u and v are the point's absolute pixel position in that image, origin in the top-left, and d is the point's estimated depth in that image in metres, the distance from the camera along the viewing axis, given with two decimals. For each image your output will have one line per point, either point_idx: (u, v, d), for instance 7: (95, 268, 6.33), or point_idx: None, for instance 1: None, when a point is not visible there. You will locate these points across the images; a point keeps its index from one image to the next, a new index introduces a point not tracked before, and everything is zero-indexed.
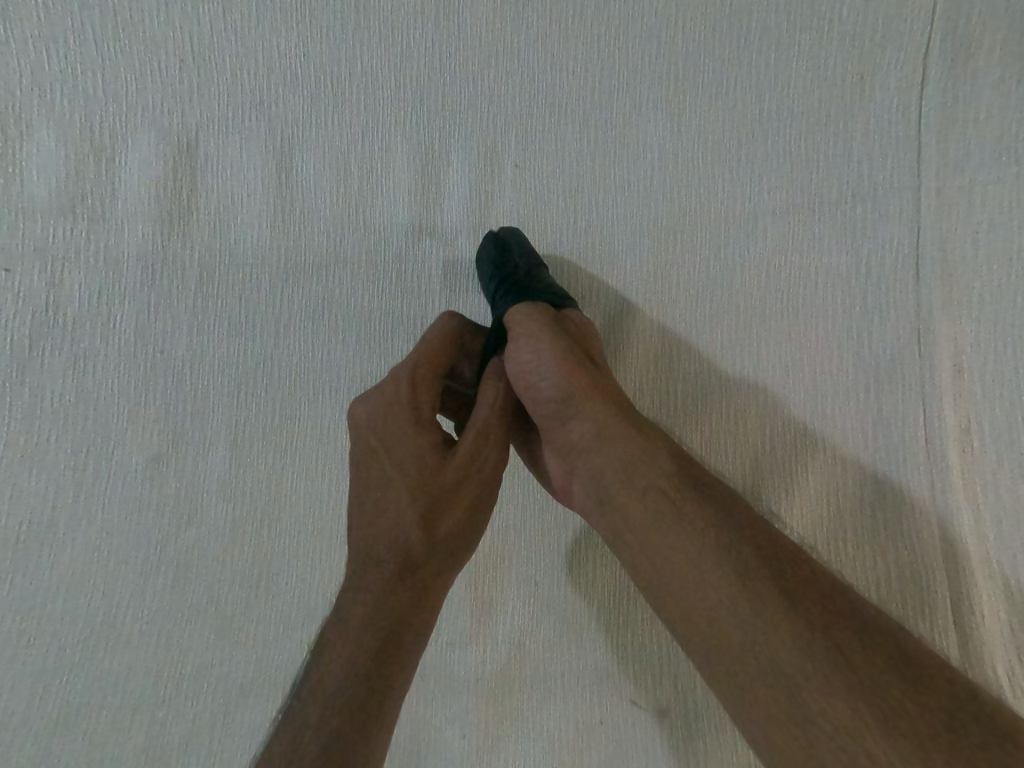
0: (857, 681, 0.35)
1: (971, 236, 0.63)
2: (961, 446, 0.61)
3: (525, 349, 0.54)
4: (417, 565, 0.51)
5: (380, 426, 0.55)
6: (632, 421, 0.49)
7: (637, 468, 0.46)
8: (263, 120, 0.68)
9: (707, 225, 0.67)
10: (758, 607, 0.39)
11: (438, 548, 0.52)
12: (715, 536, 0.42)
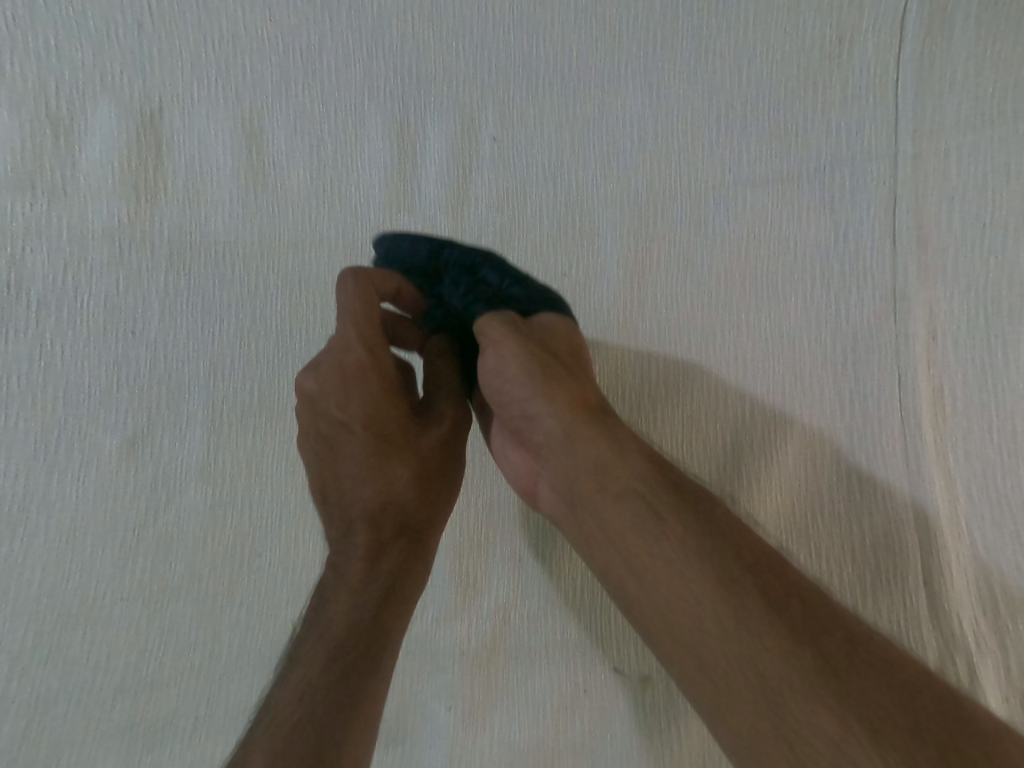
0: (842, 689, 0.36)
1: (947, 201, 0.63)
2: (934, 412, 0.63)
3: (495, 356, 0.52)
4: (408, 524, 0.53)
5: (344, 395, 0.53)
6: (605, 429, 0.49)
7: (611, 471, 0.47)
8: (230, 89, 0.66)
9: (686, 196, 0.66)
10: (744, 619, 0.39)
11: (428, 506, 0.54)
12: (699, 545, 0.42)
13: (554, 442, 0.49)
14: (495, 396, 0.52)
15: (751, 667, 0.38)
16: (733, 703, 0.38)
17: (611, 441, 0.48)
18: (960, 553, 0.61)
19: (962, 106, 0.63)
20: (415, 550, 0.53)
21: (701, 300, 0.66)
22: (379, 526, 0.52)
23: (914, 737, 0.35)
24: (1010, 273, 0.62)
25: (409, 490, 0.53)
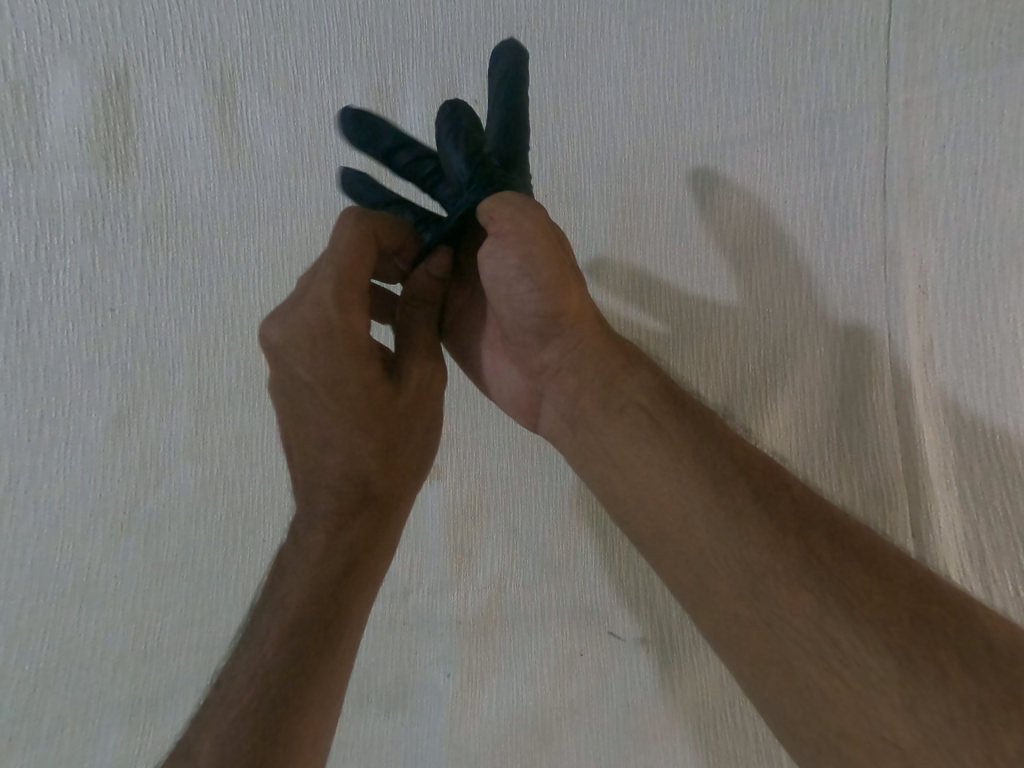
0: (822, 579, 0.36)
1: (938, 149, 0.62)
2: (924, 367, 0.62)
3: (512, 259, 0.45)
4: (372, 502, 0.50)
5: (307, 353, 0.46)
6: (610, 339, 0.49)
7: (615, 385, 0.48)
8: (197, 50, 0.63)
9: (674, 152, 0.65)
10: (731, 516, 0.39)
11: (392, 481, 0.51)
12: (692, 449, 0.43)
13: (560, 362, 0.49)
14: (497, 293, 0.47)
15: (735, 560, 0.38)
16: (718, 599, 0.38)
17: (605, 356, 0.49)
18: (948, 505, 0.62)
19: (955, 48, 0.61)
20: (379, 535, 0.51)
21: (694, 260, 0.65)
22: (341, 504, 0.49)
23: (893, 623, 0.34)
24: (1001, 219, 0.61)
25: (373, 465, 0.50)
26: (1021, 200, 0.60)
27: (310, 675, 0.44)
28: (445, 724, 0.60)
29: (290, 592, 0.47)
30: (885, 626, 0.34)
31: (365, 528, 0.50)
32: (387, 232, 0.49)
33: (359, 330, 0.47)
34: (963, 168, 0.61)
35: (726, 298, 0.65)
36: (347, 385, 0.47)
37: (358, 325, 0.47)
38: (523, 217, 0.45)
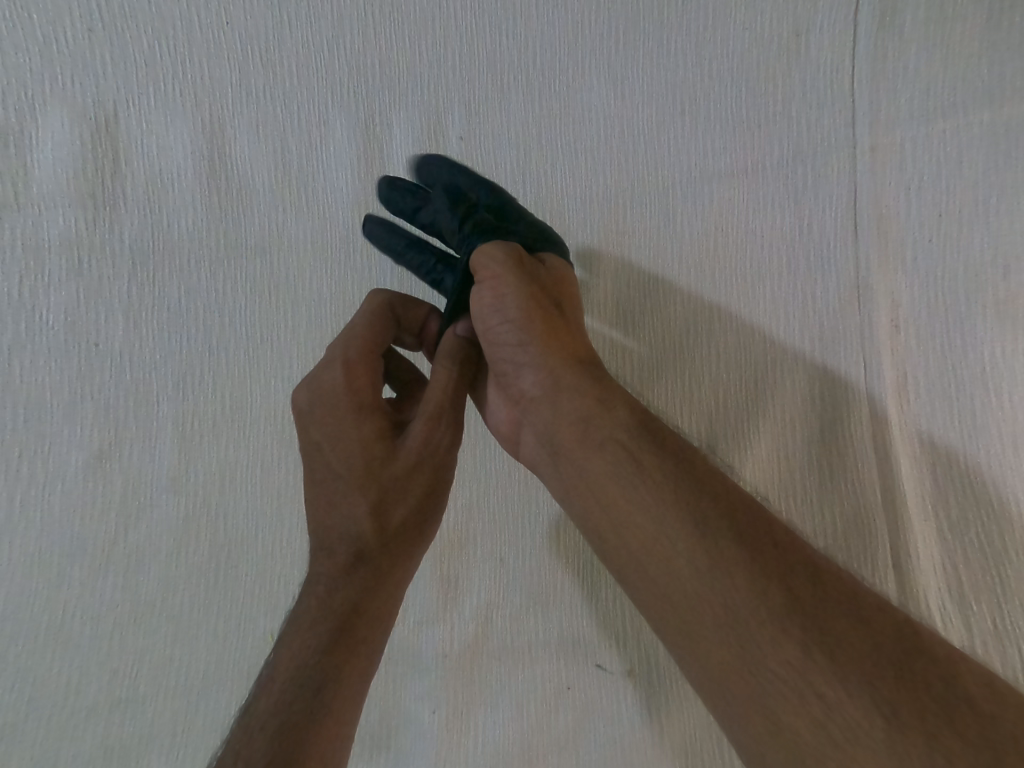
0: (811, 627, 0.36)
1: (904, 190, 0.64)
2: (899, 398, 0.64)
3: (488, 292, 0.51)
4: (372, 560, 0.50)
5: (319, 414, 0.52)
6: (590, 376, 0.49)
7: (595, 420, 0.47)
8: (189, 92, 0.65)
9: (654, 191, 0.67)
10: (718, 554, 0.39)
11: (395, 540, 0.51)
12: (673, 488, 0.42)
13: (535, 389, 0.50)
14: (479, 321, 0.52)
15: (721, 598, 0.38)
16: (703, 634, 0.38)
17: (586, 390, 0.48)
18: (926, 533, 0.63)
19: (917, 95, 0.64)
20: (382, 595, 0.50)
21: (677, 296, 0.67)
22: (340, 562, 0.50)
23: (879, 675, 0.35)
24: (967, 257, 0.63)
25: (372, 521, 0.50)
26: (985, 239, 0.63)
27: (303, 743, 0.43)
28: (430, 764, 0.58)
29: (286, 657, 0.47)
30: (874, 677, 0.35)
31: (363, 584, 0.49)
32: (405, 309, 0.56)
33: (362, 395, 0.52)
34: (929, 207, 0.64)
35: (709, 333, 0.66)
36: (352, 446, 0.51)
37: (364, 390, 0.52)
38: (499, 258, 0.52)
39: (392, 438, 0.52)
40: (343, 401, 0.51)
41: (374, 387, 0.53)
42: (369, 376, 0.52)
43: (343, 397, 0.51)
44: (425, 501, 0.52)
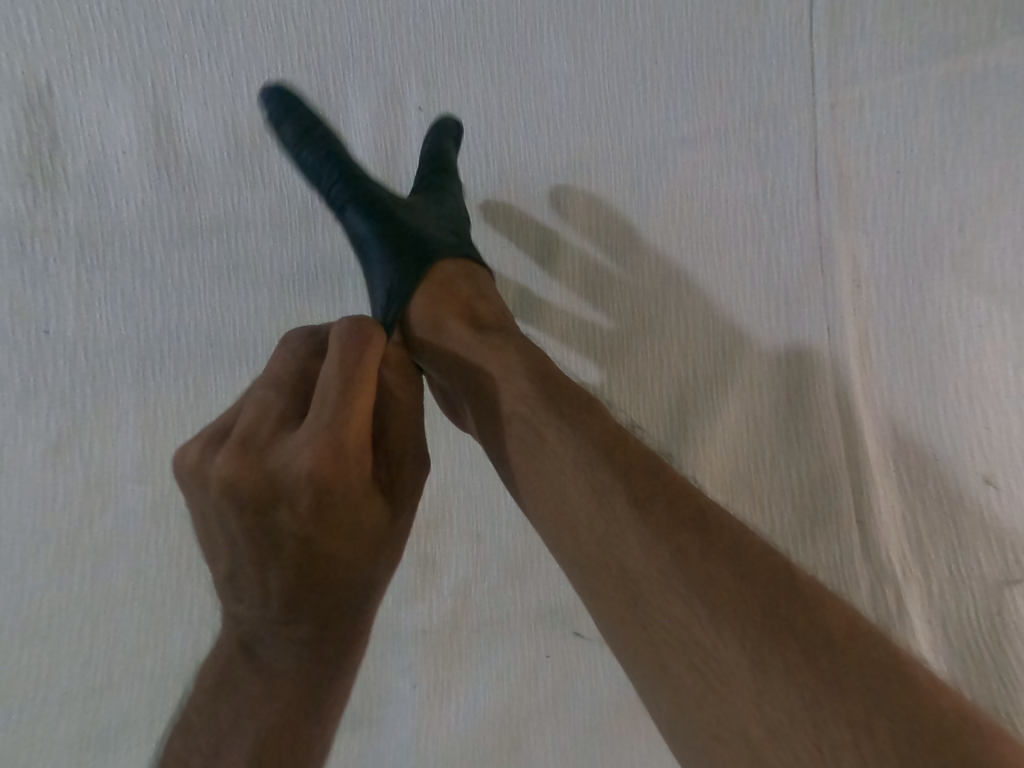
0: (732, 603, 0.35)
1: (863, 150, 0.65)
2: (861, 358, 0.65)
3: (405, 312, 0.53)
4: (272, 659, 0.41)
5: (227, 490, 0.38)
6: (492, 345, 0.48)
7: (498, 395, 0.46)
8: (128, 62, 0.61)
9: (618, 158, 0.66)
10: (665, 548, 0.37)
11: (298, 630, 0.41)
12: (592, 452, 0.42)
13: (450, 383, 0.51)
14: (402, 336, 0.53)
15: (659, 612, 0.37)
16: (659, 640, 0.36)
17: None
18: (887, 489, 0.65)
19: (874, 52, 0.64)
20: (281, 697, 0.41)
21: (622, 287, 0.67)
22: (228, 653, 0.42)
23: (813, 647, 0.33)
24: (924, 214, 0.64)
25: (271, 623, 0.41)
26: (940, 197, 0.64)
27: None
28: (413, 735, 0.60)
29: None
30: (797, 654, 0.33)
31: (255, 688, 0.41)
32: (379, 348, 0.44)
33: (281, 502, 0.39)
34: (887, 166, 0.65)
35: (666, 319, 0.66)
36: (244, 558, 0.40)
37: (287, 507, 0.39)
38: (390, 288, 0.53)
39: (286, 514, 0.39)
40: (250, 509, 0.38)
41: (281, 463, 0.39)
42: (310, 487, 0.38)
43: (250, 504, 0.38)
44: (333, 590, 0.42)
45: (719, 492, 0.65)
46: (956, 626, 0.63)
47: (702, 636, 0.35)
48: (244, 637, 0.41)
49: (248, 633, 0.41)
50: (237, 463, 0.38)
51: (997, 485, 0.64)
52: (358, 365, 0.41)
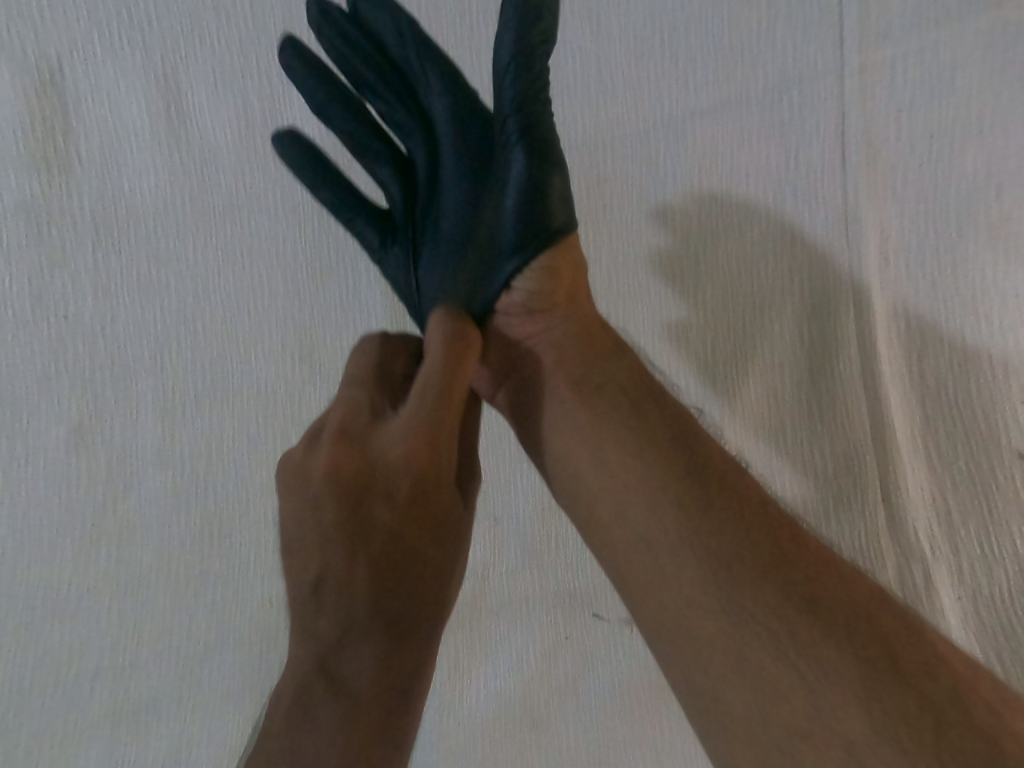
0: (821, 599, 0.36)
1: (894, 115, 0.62)
2: (888, 334, 0.64)
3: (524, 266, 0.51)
4: (349, 686, 0.39)
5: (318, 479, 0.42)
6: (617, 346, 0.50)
7: (613, 381, 0.48)
8: (135, 40, 0.60)
9: (636, 131, 0.64)
10: (731, 541, 0.39)
11: (374, 648, 0.39)
12: (667, 450, 0.44)
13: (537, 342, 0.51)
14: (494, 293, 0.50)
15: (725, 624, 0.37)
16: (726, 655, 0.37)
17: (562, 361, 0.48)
18: (915, 468, 0.63)
19: (906, 10, 0.61)
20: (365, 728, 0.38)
21: (666, 261, 0.65)
22: (302, 679, 0.39)
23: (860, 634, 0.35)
24: (958, 180, 0.62)
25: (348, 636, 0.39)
26: (975, 163, 0.62)
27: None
28: (434, 715, 0.60)
29: None
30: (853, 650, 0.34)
31: (332, 716, 0.38)
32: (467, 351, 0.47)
33: (379, 493, 0.41)
34: (919, 132, 0.62)
35: (681, 300, 0.65)
36: (336, 556, 0.40)
37: (383, 502, 0.41)
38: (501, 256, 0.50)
39: (377, 508, 0.41)
40: (352, 491, 0.41)
41: (393, 456, 0.42)
42: (405, 475, 0.42)
43: (348, 492, 0.41)
44: (419, 596, 0.41)
45: (742, 471, 0.64)
46: (987, 606, 0.62)
47: (800, 632, 0.36)
48: (323, 656, 0.39)
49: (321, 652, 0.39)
50: (342, 451, 0.42)
51: None
52: (458, 348, 0.46)
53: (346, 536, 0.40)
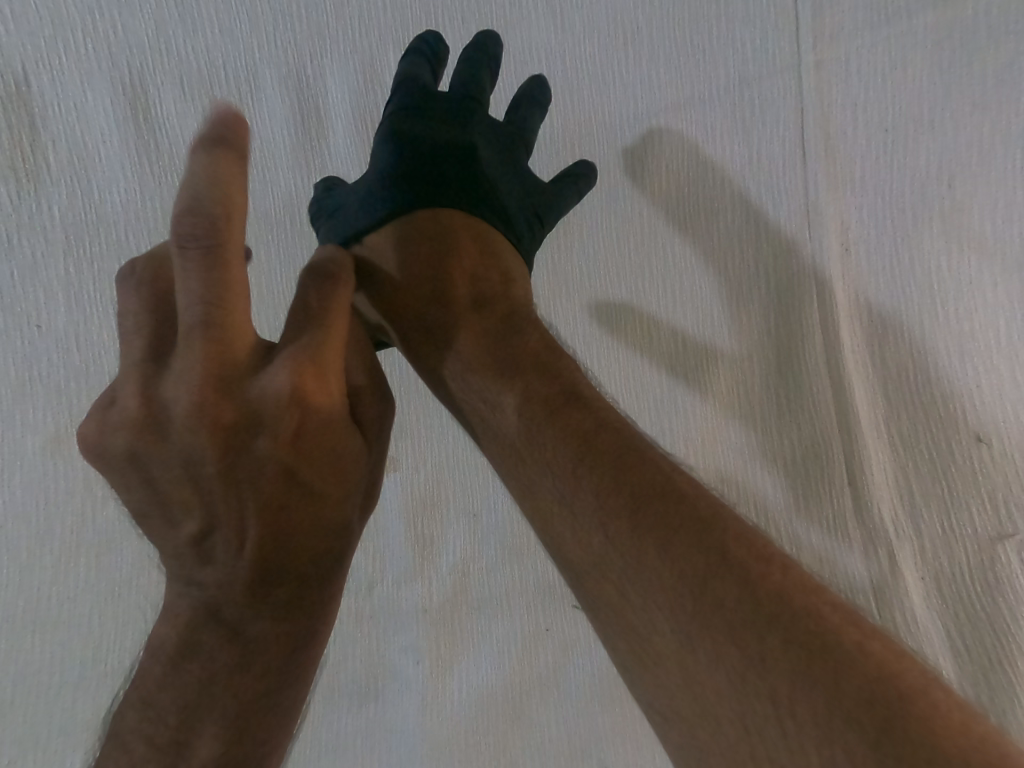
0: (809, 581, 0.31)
1: (850, 108, 0.64)
2: (851, 322, 0.66)
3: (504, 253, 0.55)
4: (237, 625, 0.41)
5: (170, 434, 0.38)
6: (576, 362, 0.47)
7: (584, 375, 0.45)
8: (101, 48, 0.60)
9: (602, 129, 0.66)
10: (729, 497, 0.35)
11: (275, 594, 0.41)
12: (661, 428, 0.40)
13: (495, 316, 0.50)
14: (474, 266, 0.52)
15: (647, 559, 0.34)
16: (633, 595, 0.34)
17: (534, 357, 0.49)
18: (879, 451, 0.66)
19: (858, 7, 0.63)
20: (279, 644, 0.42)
21: (631, 252, 0.67)
22: (193, 620, 0.41)
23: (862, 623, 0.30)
24: (914, 170, 0.64)
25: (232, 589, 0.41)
26: (930, 154, 0.63)
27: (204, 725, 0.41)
28: (419, 709, 0.61)
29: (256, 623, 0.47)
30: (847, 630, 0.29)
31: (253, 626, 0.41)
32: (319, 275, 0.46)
33: (262, 432, 0.39)
34: (874, 125, 0.64)
35: (652, 289, 0.67)
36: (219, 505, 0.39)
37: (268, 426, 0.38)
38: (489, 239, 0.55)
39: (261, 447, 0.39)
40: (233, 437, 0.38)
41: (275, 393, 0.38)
42: (289, 405, 0.38)
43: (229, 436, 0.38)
44: (315, 565, 0.42)
45: (706, 455, 0.67)
46: (949, 585, 0.64)
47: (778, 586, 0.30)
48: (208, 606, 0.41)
49: (210, 594, 0.41)
50: (211, 394, 0.37)
51: (989, 444, 0.64)
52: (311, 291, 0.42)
53: (224, 478, 0.39)
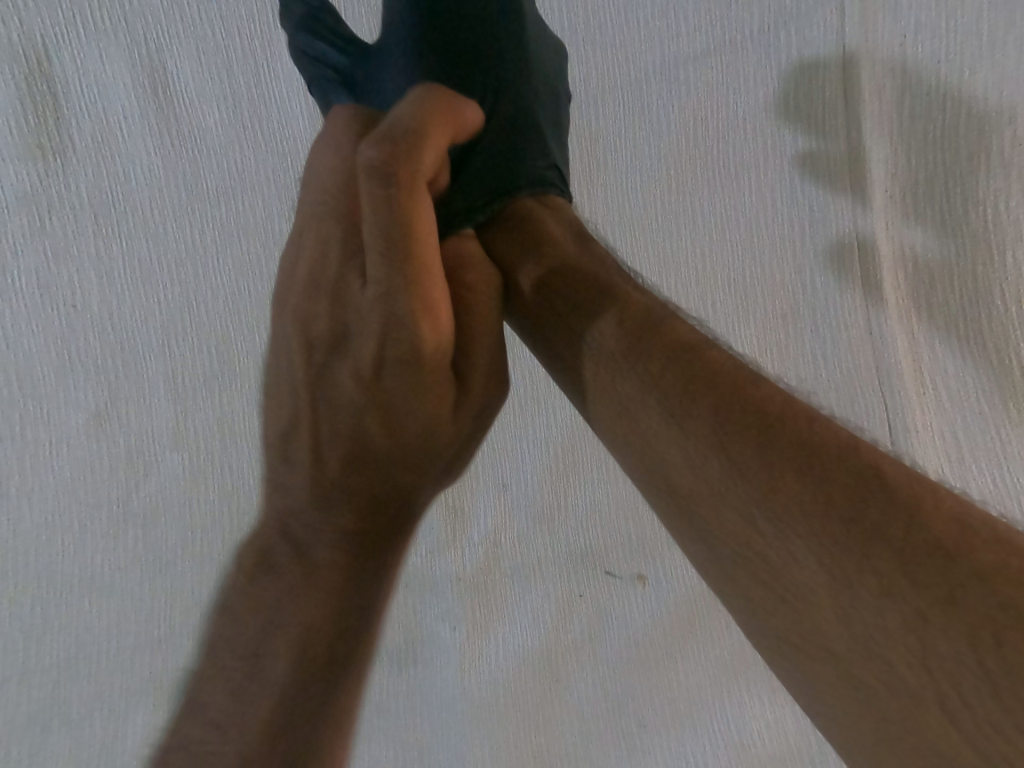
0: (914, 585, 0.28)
1: (898, 41, 0.60)
2: (893, 276, 0.63)
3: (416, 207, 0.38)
4: (308, 545, 0.43)
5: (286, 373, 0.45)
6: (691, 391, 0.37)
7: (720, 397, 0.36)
8: (118, 20, 0.56)
9: (630, 76, 0.62)
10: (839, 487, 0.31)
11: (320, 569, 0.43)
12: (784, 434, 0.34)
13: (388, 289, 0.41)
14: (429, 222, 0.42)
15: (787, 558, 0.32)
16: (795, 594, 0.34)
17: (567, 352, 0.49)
18: (925, 404, 0.63)
19: None
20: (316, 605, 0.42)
21: (670, 205, 0.64)
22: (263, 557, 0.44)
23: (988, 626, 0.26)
24: (969, 100, 0.59)
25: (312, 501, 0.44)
26: (988, 80, 0.59)
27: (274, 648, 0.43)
28: (457, 670, 0.63)
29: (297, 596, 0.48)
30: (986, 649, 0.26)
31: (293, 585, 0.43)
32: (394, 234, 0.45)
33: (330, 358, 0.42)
34: (924, 57, 0.60)
35: (701, 235, 0.64)
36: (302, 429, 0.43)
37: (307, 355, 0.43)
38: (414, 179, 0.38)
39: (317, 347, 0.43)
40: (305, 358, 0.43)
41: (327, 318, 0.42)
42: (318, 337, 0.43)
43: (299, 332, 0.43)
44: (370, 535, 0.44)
45: None
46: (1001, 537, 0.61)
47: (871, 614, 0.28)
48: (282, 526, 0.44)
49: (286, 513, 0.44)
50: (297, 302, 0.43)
51: None
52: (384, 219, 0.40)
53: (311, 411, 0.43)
